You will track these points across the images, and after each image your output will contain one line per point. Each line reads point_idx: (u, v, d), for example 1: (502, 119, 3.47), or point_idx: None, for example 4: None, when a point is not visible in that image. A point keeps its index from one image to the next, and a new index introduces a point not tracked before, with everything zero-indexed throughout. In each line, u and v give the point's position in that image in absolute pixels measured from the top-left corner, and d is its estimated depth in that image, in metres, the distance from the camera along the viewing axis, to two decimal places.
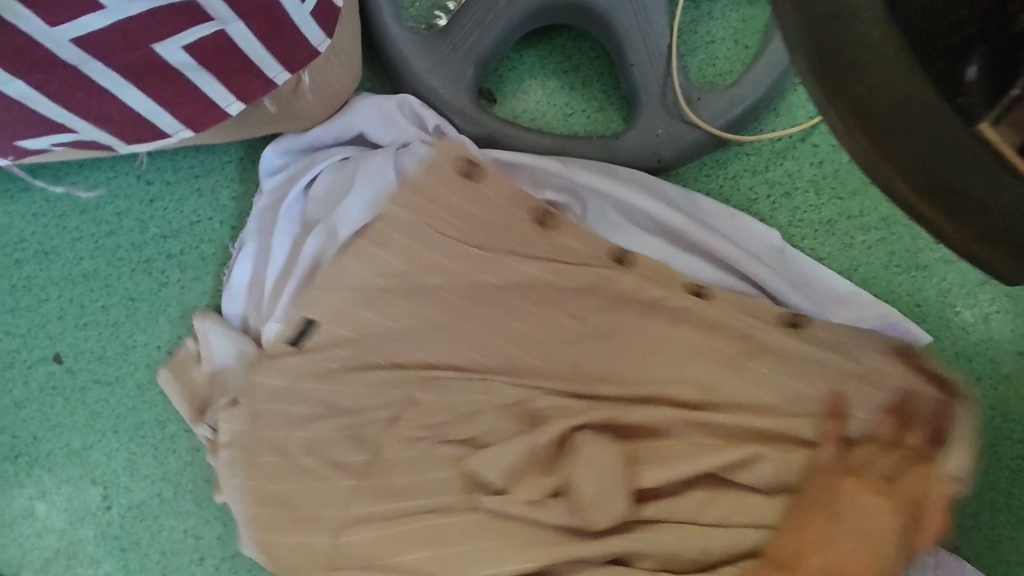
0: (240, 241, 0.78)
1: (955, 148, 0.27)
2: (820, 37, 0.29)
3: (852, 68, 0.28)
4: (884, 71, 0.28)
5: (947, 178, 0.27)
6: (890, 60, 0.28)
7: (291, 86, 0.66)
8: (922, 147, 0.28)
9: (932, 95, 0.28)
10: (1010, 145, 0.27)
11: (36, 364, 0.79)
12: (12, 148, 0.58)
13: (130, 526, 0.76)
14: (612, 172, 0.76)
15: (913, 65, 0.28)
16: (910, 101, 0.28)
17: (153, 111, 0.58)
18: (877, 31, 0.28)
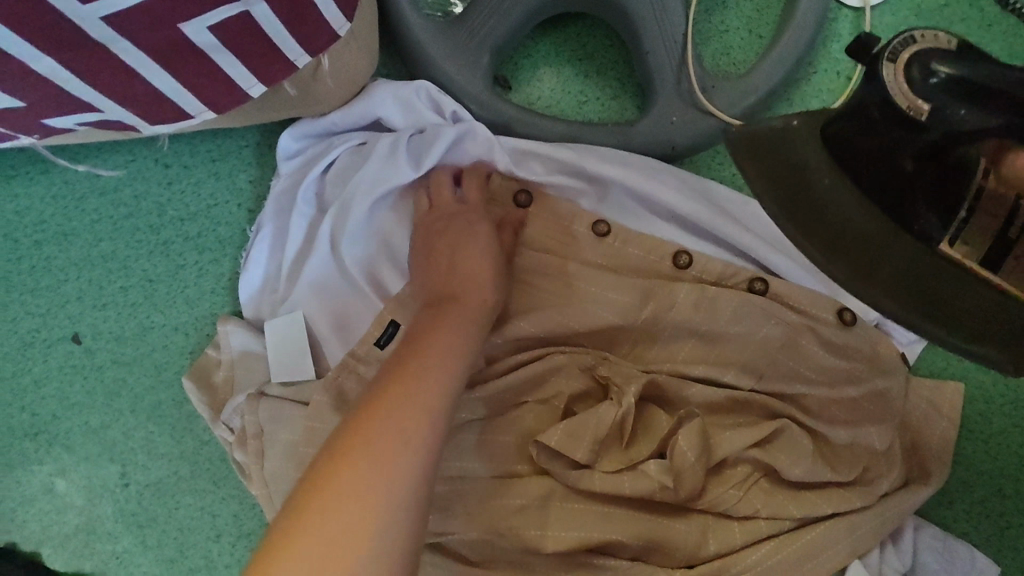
0: (256, 223, 0.78)
1: (921, 266, 0.37)
2: (784, 188, 0.39)
3: (823, 212, 0.38)
4: (846, 210, 0.38)
5: (922, 288, 0.36)
6: (846, 204, 0.38)
7: (311, 69, 0.66)
8: (898, 268, 0.37)
9: (892, 228, 0.37)
10: (963, 259, 0.37)
11: (56, 344, 0.80)
12: (38, 127, 0.59)
13: (148, 504, 0.77)
14: (625, 160, 0.75)
15: (870, 205, 0.37)
16: (875, 237, 0.37)
17: (177, 91, 0.59)
18: (827, 181, 0.38)
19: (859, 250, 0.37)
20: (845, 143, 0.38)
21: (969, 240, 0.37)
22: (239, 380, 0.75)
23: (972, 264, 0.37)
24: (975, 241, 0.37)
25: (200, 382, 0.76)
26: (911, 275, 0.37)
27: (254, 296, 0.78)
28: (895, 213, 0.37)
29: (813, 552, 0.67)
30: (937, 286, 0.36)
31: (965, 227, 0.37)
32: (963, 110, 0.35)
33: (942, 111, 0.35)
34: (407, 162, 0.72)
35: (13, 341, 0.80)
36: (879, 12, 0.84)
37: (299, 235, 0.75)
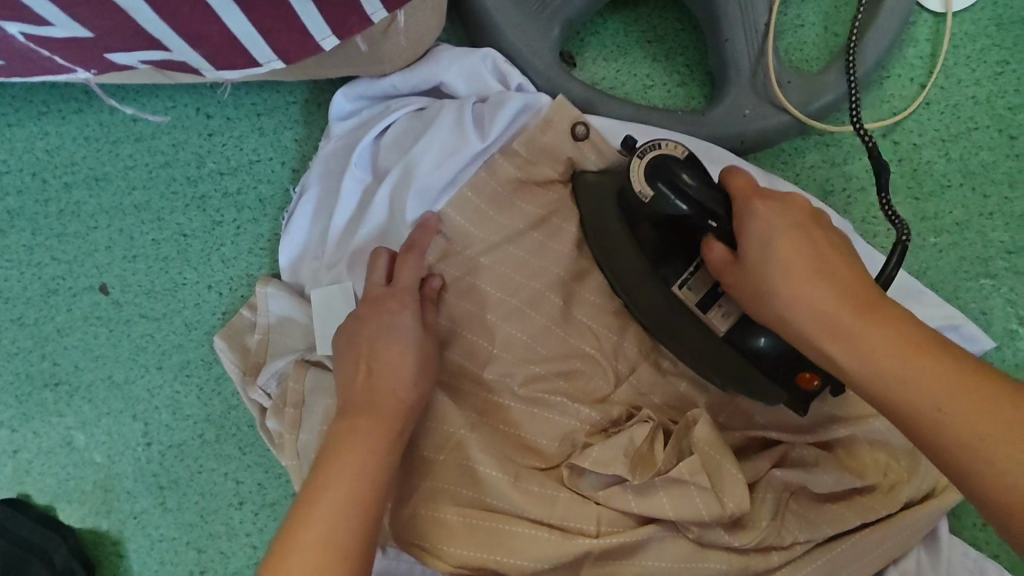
0: (301, 184, 0.75)
1: (664, 298, 0.63)
2: (597, 238, 0.68)
3: (609, 254, 0.67)
4: (622, 259, 0.66)
5: (665, 319, 0.64)
6: (624, 248, 0.66)
7: (384, 25, 0.62)
8: (645, 305, 0.65)
9: (639, 268, 0.65)
10: (688, 300, 0.62)
11: (81, 292, 0.76)
12: (98, 61, 0.56)
13: (171, 465, 0.75)
14: (691, 144, 0.73)
15: (638, 251, 0.64)
16: (633, 274, 0.65)
17: (249, 36, 0.55)
18: (614, 227, 0.66)
19: (625, 281, 0.66)
20: (626, 203, 0.64)
21: (698, 288, 0.62)
22: (275, 344, 0.72)
23: (696, 306, 0.62)
24: (701, 288, 0.62)
25: (232, 343, 0.73)
26: (657, 306, 0.64)
27: (293, 261, 0.75)
28: (651, 258, 0.64)
29: (839, 567, 0.64)
30: (675, 320, 0.63)
31: (694, 278, 0.62)
32: (673, 201, 0.57)
33: (659, 197, 0.58)
34: (475, 134, 0.70)
35: (36, 286, 0.76)
36: (960, 20, 0.81)
37: (351, 201, 0.72)
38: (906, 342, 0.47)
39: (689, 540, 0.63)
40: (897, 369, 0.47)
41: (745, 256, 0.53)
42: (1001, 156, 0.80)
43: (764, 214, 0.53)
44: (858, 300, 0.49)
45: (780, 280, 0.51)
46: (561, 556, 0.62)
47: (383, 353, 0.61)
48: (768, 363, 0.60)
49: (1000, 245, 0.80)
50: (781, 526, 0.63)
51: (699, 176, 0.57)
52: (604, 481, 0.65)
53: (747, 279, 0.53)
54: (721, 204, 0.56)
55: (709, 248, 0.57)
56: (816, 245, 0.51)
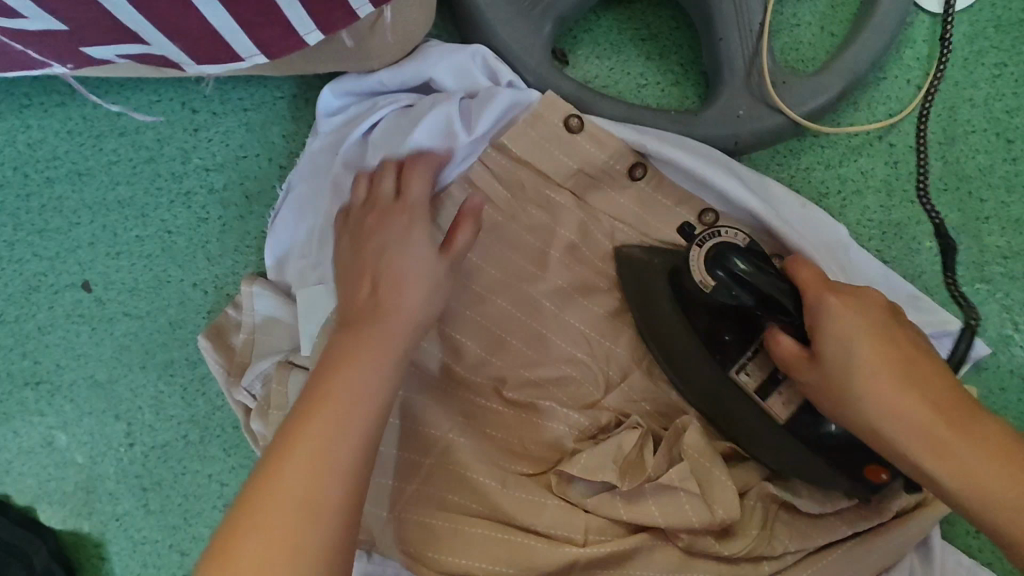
0: (289, 182, 0.74)
1: (724, 388, 0.63)
2: (643, 312, 0.68)
3: (661, 334, 0.66)
4: (673, 338, 0.65)
5: (721, 402, 0.64)
6: (676, 329, 0.65)
7: (371, 20, 0.61)
8: (701, 385, 0.65)
9: (694, 351, 0.64)
10: (749, 387, 0.62)
11: (63, 290, 0.75)
12: (75, 54, 0.54)
13: (154, 466, 0.74)
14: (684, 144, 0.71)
15: (690, 334, 0.64)
16: (684, 354, 0.65)
17: (231, 30, 0.54)
18: (665, 307, 0.65)
19: (676, 360, 0.66)
20: (680, 285, 0.63)
21: (757, 373, 0.61)
22: (260, 345, 0.71)
23: (756, 393, 0.61)
24: (759, 372, 0.61)
25: (217, 343, 0.72)
26: (710, 385, 0.64)
27: (279, 260, 0.74)
28: (703, 342, 0.63)
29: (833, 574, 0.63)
30: (731, 404, 0.63)
31: (753, 363, 0.62)
32: (735, 294, 0.56)
33: (718, 289, 0.57)
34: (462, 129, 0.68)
35: (17, 283, 0.75)
36: (958, 21, 0.80)
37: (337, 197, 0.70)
38: (998, 457, 0.48)
39: (679, 548, 0.62)
40: (995, 485, 0.48)
41: (824, 358, 0.53)
42: (998, 159, 0.79)
43: (840, 307, 0.53)
44: (947, 412, 0.50)
45: (877, 392, 0.51)
46: (549, 564, 0.61)
47: (388, 272, 0.57)
48: (835, 451, 0.59)
49: (996, 250, 0.79)
50: (771, 535, 0.62)
51: (757, 264, 0.56)
52: (592, 488, 0.64)
53: (831, 382, 0.53)
54: (790, 299, 0.55)
55: (773, 341, 0.57)
56: (907, 355, 0.52)
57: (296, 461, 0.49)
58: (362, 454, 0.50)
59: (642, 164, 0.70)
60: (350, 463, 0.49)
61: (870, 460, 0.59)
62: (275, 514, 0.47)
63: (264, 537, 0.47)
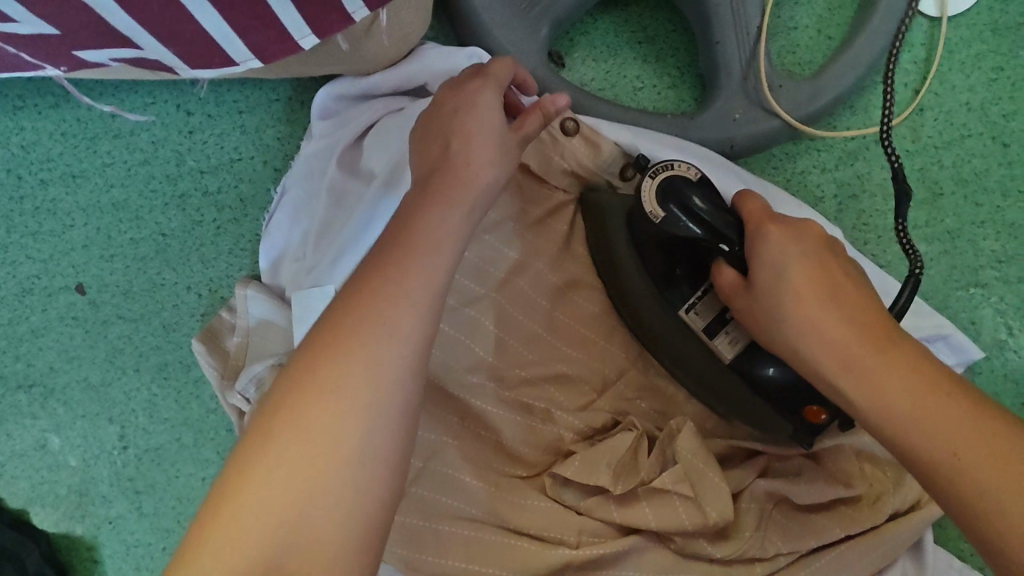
0: (282, 186, 0.73)
1: (674, 330, 0.62)
2: (603, 261, 0.68)
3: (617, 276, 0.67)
4: (626, 272, 0.65)
5: (672, 346, 0.64)
6: (631, 266, 0.64)
7: (367, 23, 0.61)
8: (655, 326, 0.64)
9: (646, 291, 0.63)
10: (694, 324, 0.60)
11: (57, 292, 0.75)
12: (67, 57, 0.54)
13: (147, 469, 0.74)
14: (676, 144, 0.70)
15: (642, 269, 0.63)
16: (640, 294, 0.64)
17: (225, 34, 0.53)
18: (622, 248, 0.64)
19: (631, 299, 0.66)
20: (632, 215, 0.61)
21: (705, 312, 0.60)
22: (253, 348, 0.71)
23: (703, 330, 0.60)
24: (708, 311, 0.60)
25: (210, 347, 0.72)
26: (663, 328, 0.64)
27: (274, 263, 0.74)
28: (656, 277, 0.62)
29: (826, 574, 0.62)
30: (682, 347, 0.63)
31: (701, 302, 0.60)
32: (685, 220, 0.54)
33: (668, 215, 0.54)
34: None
35: (10, 286, 0.75)
36: (955, 25, 0.80)
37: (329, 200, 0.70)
38: (919, 376, 0.43)
39: (672, 550, 0.62)
40: (909, 404, 0.43)
41: (754, 282, 0.51)
42: (994, 164, 0.79)
43: (780, 241, 0.50)
44: (866, 328, 0.46)
45: (795, 307, 0.48)
46: (542, 566, 0.61)
47: (461, 127, 0.50)
48: (775, 391, 0.58)
49: (990, 255, 0.79)
50: (764, 536, 0.62)
51: (709, 198, 0.54)
52: (587, 491, 0.65)
53: (756, 301, 0.51)
54: (731, 227, 0.53)
55: (718, 273, 0.55)
56: (832, 274, 0.48)
57: (324, 404, 0.42)
58: (401, 405, 0.43)
59: (633, 164, 0.68)
60: (388, 425, 0.43)
61: (808, 400, 0.57)
62: (297, 463, 0.41)
63: (284, 487, 0.41)
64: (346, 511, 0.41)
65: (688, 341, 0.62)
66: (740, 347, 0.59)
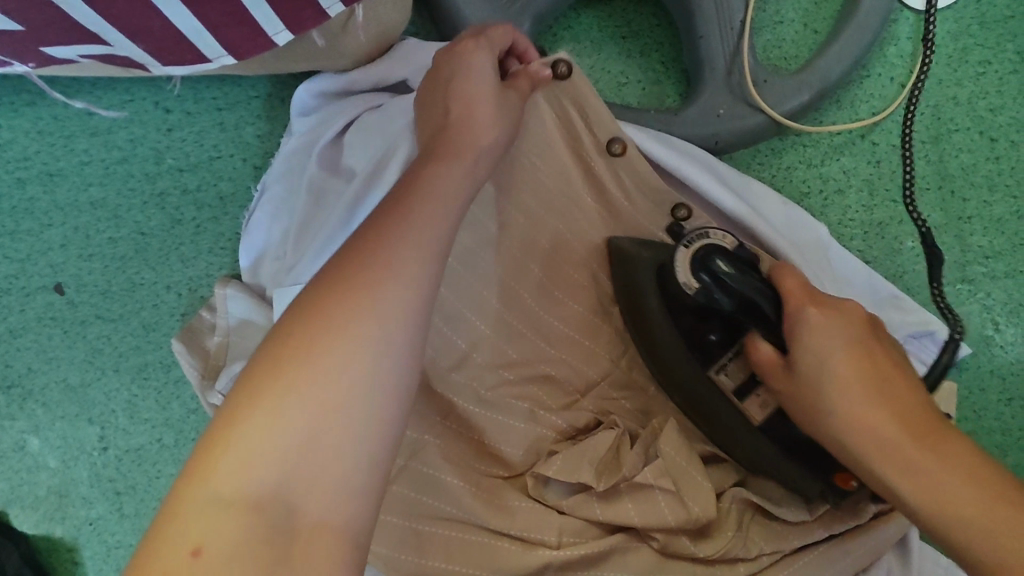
0: (263, 183, 0.73)
1: (703, 390, 0.64)
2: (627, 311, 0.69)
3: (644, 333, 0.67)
4: (652, 329, 0.66)
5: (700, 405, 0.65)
6: (660, 325, 0.65)
7: (342, 18, 0.60)
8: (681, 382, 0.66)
9: (673, 347, 0.64)
10: (726, 386, 0.62)
11: (35, 292, 0.74)
12: (35, 53, 0.53)
13: (127, 470, 0.73)
14: (674, 145, 0.71)
15: (672, 327, 0.64)
16: (669, 351, 0.65)
17: (196, 30, 0.53)
18: (649, 303, 0.65)
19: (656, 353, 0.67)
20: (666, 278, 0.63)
21: (735, 375, 0.62)
22: (233, 347, 0.70)
23: (733, 393, 0.62)
24: (738, 375, 0.61)
25: (191, 346, 0.71)
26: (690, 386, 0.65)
27: (254, 260, 0.73)
28: (684, 337, 0.63)
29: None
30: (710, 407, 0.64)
31: (732, 366, 0.62)
32: (719, 295, 0.55)
33: (703, 291, 0.55)
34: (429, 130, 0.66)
35: None
36: (942, 18, 0.79)
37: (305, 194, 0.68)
38: (977, 482, 0.47)
39: (653, 549, 0.62)
40: (977, 513, 0.46)
41: (799, 369, 0.52)
42: (982, 158, 0.79)
43: (819, 323, 0.52)
44: (918, 430, 0.49)
45: (847, 407, 0.50)
46: (523, 565, 0.61)
47: (460, 123, 0.52)
48: (799, 450, 0.60)
49: (978, 251, 0.78)
50: (747, 537, 0.62)
51: (740, 267, 0.55)
52: (569, 489, 0.64)
53: (802, 388, 0.52)
54: (769, 301, 0.54)
55: (752, 346, 0.57)
56: (881, 372, 0.51)
57: (339, 346, 0.40)
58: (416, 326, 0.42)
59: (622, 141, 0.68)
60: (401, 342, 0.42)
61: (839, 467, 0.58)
62: (314, 386, 0.39)
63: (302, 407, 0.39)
64: (367, 432, 0.40)
65: (718, 404, 0.63)
66: (768, 411, 0.60)
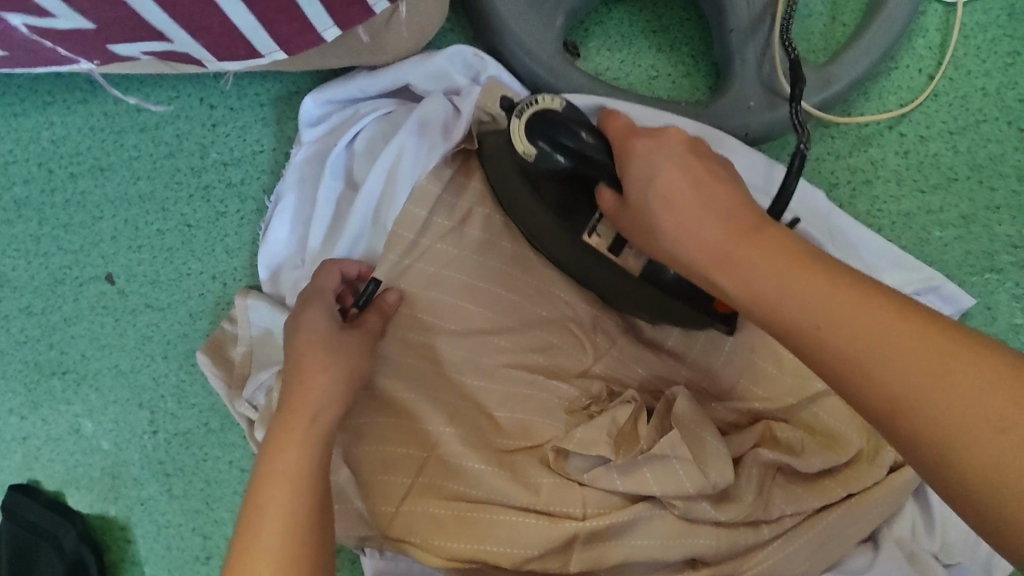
0: (276, 194, 0.74)
1: (590, 263, 0.62)
2: (498, 190, 0.67)
3: (522, 213, 0.65)
4: (527, 209, 0.64)
5: (588, 275, 0.64)
6: (533, 200, 0.62)
7: (385, 17, 0.62)
8: (561, 251, 0.64)
9: (547, 220, 0.62)
10: (603, 247, 0.59)
11: (87, 282, 0.77)
12: (101, 51, 0.57)
13: (176, 452, 0.76)
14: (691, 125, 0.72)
15: (540, 200, 0.62)
16: (540, 224, 0.63)
17: (251, 26, 0.55)
18: (521, 185, 0.63)
19: (536, 227, 0.64)
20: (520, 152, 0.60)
21: (607, 233, 0.59)
22: (259, 357, 0.72)
23: (612, 250, 0.59)
24: (610, 233, 0.59)
25: (215, 358, 0.74)
26: (573, 256, 0.63)
27: (273, 273, 0.75)
28: (561, 214, 0.61)
29: (829, 538, 0.64)
30: (605, 278, 0.62)
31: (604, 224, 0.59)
32: (560, 159, 0.55)
33: (544, 158, 0.55)
34: (423, 140, 0.69)
35: (43, 276, 0.77)
36: (971, 9, 0.80)
37: (325, 209, 0.71)
38: (826, 282, 0.43)
39: (677, 516, 0.63)
40: (796, 296, 0.43)
41: (632, 196, 0.51)
42: (1010, 148, 0.79)
43: (644, 152, 0.51)
44: (743, 230, 0.46)
45: (663, 211, 0.48)
46: (552, 537, 0.62)
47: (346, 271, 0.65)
48: (681, 289, 0.59)
49: (1006, 239, 0.79)
50: (767, 501, 0.63)
51: (583, 128, 0.54)
52: (589, 462, 0.65)
53: (637, 217, 0.51)
54: (602, 151, 0.54)
55: (602, 195, 0.56)
56: (718, 181, 0.48)
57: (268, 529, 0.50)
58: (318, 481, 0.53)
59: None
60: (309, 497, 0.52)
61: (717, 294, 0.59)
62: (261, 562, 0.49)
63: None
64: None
65: (605, 269, 0.61)
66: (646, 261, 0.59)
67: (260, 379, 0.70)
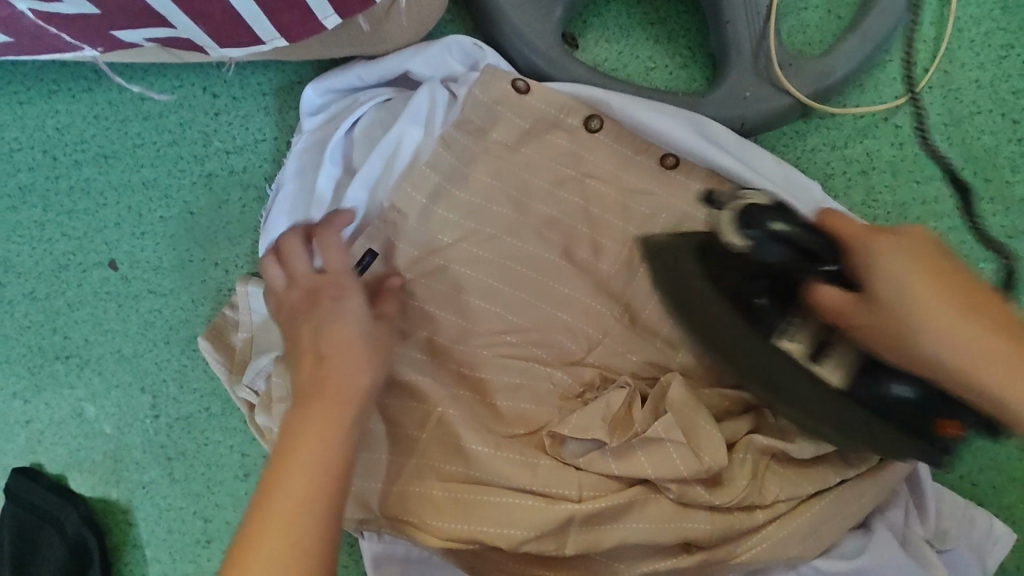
0: (277, 183, 0.75)
1: (768, 369, 0.54)
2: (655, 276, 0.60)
3: (671, 304, 0.59)
4: (687, 301, 0.58)
5: (772, 375, 0.54)
6: (702, 292, 0.57)
7: (385, 6, 0.63)
8: (747, 355, 0.55)
9: (710, 314, 0.56)
10: (802, 356, 0.54)
11: (91, 268, 0.78)
12: (106, 37, 0.58)
13: (178, 437, 0.77)
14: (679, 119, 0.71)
15: (713, 294, 0.56)
16: (706, 321, 0.57)
17: (254, 14, 0.56)
18: (691, 276, 0.58)
19: (698, 324, 0.57)
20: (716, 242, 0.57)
21: (806, 342, 0.54)
22: (258, 342, 0.73)
23: (812, 361, 0.54)
24: (808, 340, 0.54)
25: (215, 344, 0.74)
26: (753, 358, 0.55)
27: None
28: (747, 314, 0.55)
29: (823, 521, 0.65)
30: (790, 382, 0.54)
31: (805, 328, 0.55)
32: (771, 250, 0.51)
33: (761, 247, 0.51)
34: (421, 126, 0.70)
35: (47, 261, 0.78)
36: (965, 3, 0.81)
37: (323, 196, 0.72)
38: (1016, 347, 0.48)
39: (671, 500, 0.64)
40: (996, 371, 0.48)
41: (871, 293, 0.51)
42: (1004, 140, 0.80)
43: (890, 248, 0.51)
44: (968, 308, 0.49)
45: (933, 316, 0.49)
46: (546, 521, 0.62)
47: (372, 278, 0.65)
48: (908, 408, 0.54)
49: (999, 230, 0.80)
50: (761, 484, 0.64)
51: (783, 218, 0.52)
52: (584, 447, 0.66)
53: (888, 322, 0.50)
54: (819, 243, 0.52)
55: (820, 297, 0.52)
56: (942, 271, 0.50)
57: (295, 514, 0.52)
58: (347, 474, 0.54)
59: (599, 116, 0.72)
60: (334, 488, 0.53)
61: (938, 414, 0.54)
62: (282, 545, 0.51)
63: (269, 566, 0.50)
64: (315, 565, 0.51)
65: (790, 384, 0.54)
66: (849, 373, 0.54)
67: (259, 363, 0.71)
